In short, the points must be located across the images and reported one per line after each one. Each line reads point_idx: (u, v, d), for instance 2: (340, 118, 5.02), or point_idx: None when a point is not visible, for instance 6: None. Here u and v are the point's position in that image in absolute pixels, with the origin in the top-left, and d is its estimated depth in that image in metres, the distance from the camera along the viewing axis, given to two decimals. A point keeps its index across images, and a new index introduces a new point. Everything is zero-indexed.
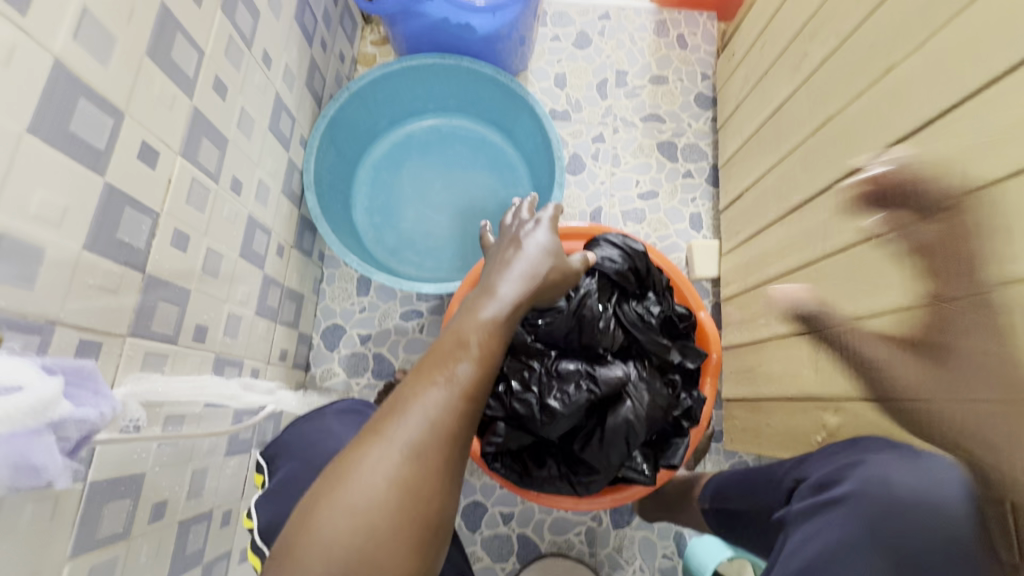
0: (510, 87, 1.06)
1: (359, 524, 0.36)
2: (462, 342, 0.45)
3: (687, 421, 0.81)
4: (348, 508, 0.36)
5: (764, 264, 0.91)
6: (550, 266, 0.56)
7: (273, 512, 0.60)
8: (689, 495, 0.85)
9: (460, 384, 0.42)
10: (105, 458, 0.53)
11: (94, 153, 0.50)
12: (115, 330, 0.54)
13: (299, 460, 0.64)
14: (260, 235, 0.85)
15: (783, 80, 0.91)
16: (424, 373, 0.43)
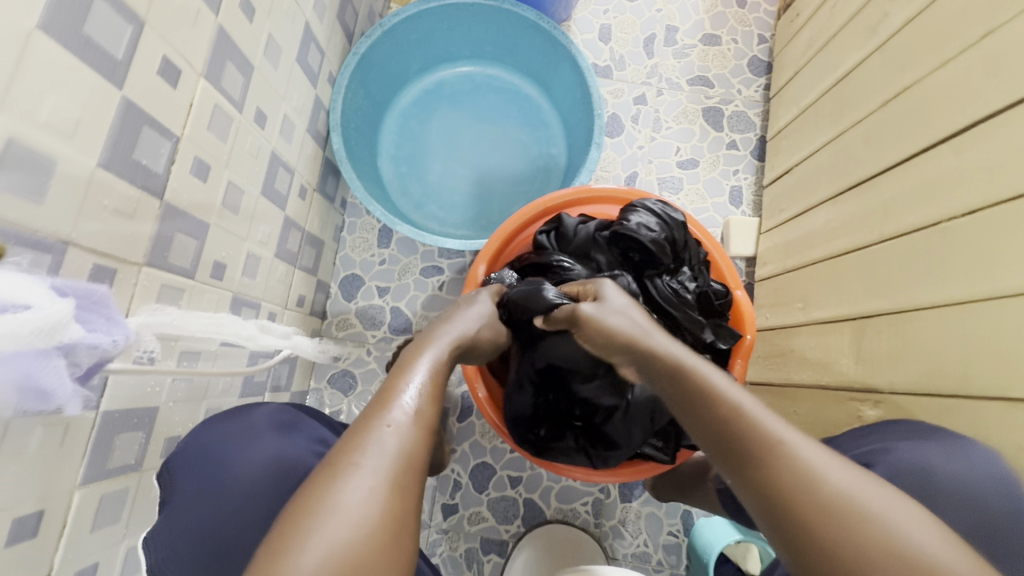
0: (553, 35, 0.98)
1: (341, 555, 0.33)
2: (415, 374, 0.45)
3: None
4: (340, 542, 0.33)
5: (809, 245, 0.86)
6: (484, 326, 0.61)
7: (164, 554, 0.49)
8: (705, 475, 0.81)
9: (423, 414, 0.42)
10: (118, 389, 0.51)
11: (111, 63, 0.46)
12: (131, 258, 0.51)
13: (186, 500, 0.52)
14: (283, 173, 0.81)
15: (853, 45, 0.83)
16: (374, 409, 0.41)
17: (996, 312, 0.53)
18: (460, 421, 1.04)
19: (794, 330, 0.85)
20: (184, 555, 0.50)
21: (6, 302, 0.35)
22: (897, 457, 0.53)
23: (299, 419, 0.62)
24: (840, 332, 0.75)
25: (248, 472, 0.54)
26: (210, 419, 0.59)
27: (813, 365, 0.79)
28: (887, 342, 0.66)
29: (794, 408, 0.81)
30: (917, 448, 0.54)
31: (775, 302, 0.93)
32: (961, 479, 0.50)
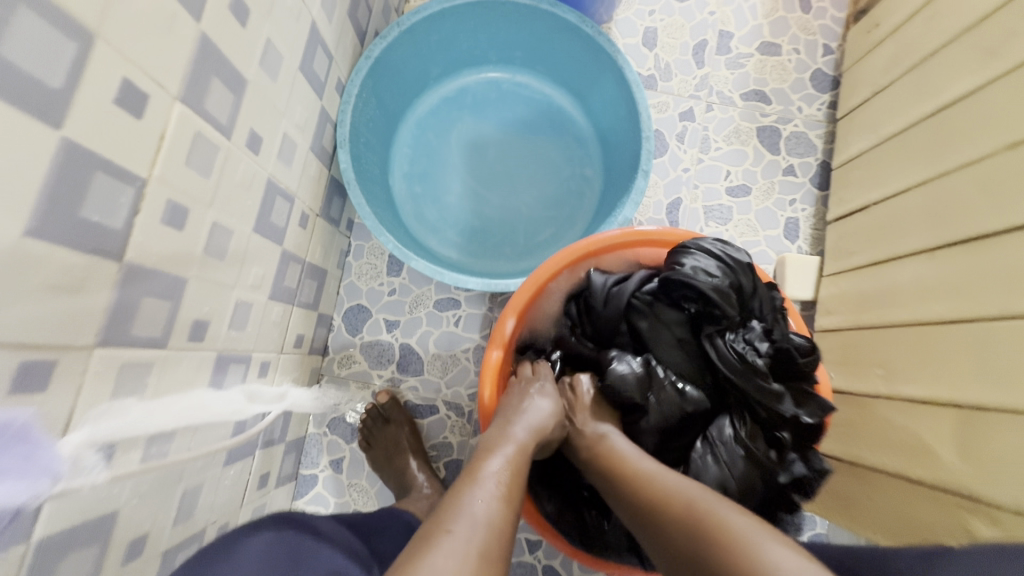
0: (596, 42, 0.85)
1: None
2: (488, 474, 0.51)
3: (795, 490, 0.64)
4: None
5: (892, 302, 0.74)
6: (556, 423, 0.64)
7: None
8: None
9: (489, 515, 0.46)
10: (59, 509, 0.40)
11: (43, 94, 0.34)
12: (75, 342, 0.39)
13: None
14: (282, 202, 0.69)
15: (960, 69, 0.70)
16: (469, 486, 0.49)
17: None
18: None
19: (870, 400, 0.74)
20: None
21: None
22: None
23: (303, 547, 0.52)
24: (936, 416, 0.63)
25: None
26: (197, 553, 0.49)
27: (898, 447, 0.68)
28: (1009, 445, 0.55)
29: (871, 495, 0.70)
30: None
31: (842, 360, 0.82)
32: None
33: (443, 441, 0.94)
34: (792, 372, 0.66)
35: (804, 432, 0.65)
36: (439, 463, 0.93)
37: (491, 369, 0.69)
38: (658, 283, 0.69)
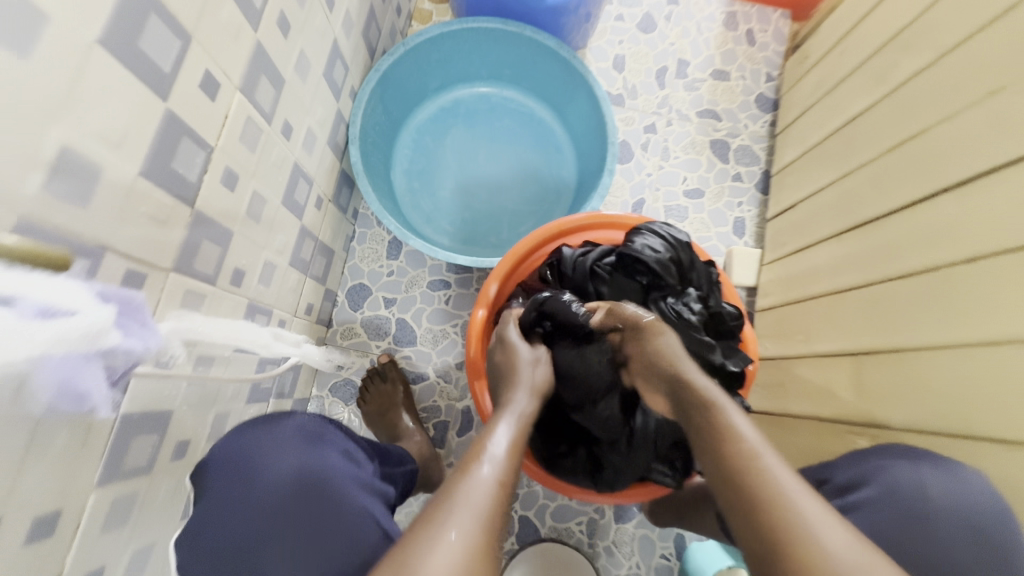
0: (571, 63, 1.01)
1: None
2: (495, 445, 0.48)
3: None
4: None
5: (812, 280, 0.89)
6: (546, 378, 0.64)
7: (188, 558, 0.54)
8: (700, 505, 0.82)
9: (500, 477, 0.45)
10: (137, 392, 0.52)
11: (158, 76, 0.47)
12: (160, 264, 0.52)
13: (212, 503, 0.55)
14: (303, 184, 0.82)
15: (861, 91, 0.87)
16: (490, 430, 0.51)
17: (989, 356, 0.56)
18: (459, 436, 1.05)
19: (795, 361, 0.88)
20: (205, 555, 0.53)
21: (46, 307, 0.35)
22: (890, 476, 0.61)
23: (327, 431, 0.63)
24: (839, 366, 0.78)
25: (273, 485, 0.55)
26: (248, 424, 0.61)
27: (813, 396, 0.82)
28: (885, 379, 0.69)
29: (792, 437, 0.84)
30: (914, 469, 0.60)
31: (776, 332, 0.96)
32: (951, 494, 0.57)
33: (432, 405, 1.06)
34: (723, 331, 0.81)
35: (732, 377, 0.80)
36: (428, 424, 1.05)
37: (476, 326, 0.82)
38: (613, 259, 0.81)
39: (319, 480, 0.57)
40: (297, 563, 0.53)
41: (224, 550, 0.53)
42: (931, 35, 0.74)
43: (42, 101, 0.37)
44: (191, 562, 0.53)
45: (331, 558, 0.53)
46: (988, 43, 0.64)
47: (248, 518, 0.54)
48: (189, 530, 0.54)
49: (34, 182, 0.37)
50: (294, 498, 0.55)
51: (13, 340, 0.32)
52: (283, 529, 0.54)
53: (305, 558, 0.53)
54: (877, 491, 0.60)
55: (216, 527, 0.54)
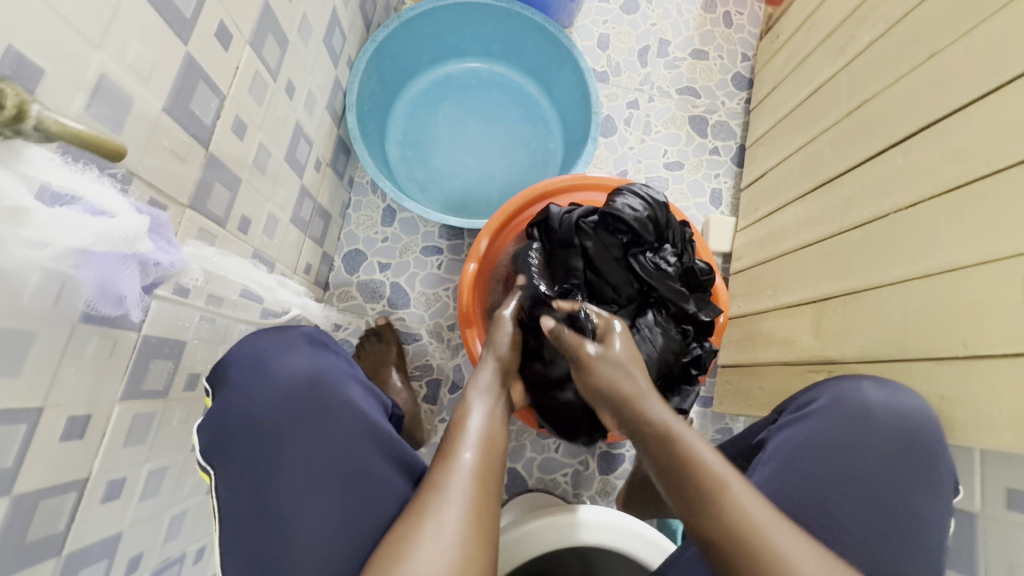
0: (557, 38, 1.07)
1: None
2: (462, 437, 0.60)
3: (695, 369, 0.87)
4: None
5: (780, 240, 0.96)
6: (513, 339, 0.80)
7: (214, 439, 0.59)
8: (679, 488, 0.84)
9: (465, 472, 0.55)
10: (157, 315, 0.56)
11: (181, 20, 0.52)
12: (179, 198, 0.57)
13: (234, 393, 0.60)
14: (304, 144, 0.87)
15: (824, 64, 0.94)
16: (451, 448, 0.58)
17: (931, 288, 0.64)
18: (451, 393, 1.10)
19: (763, 315, 0.95)
20: (234, 437, 0.59)
21: (94, 207, 0.41)
22: (837, 388, 0.68)
23: (330, 342, 0.71)
24: (801, 313, 0.85)
25: (290, 378, 0.62)
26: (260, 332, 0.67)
27: (780, 344, 0.89)
28: (843, 319, 0.76)
29: (761, 384, 0.91)
30: (857, 383, 0.68)
31: (748, 291, 1.03)
32: (888, 404, 0.65)
33: (425, 363, 1.11)
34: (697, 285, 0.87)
35: (703, 325, 0.87)
36: (421, 381, 1.10)
37: (467, 278, 0.89)
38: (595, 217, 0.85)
39: (329, 376, 0.64)
40: (318, 441, 0.60)
41: (248, 432, 0.59)
42: (884, 9, 0.81)
43: (84, 28, 0.42)
44: (219, 445, 0.59)
45: (348, 436, 0.61)
46: (933, 14, 0.71)
47: (269, 405, 0.60)
48: (212, 416, 0.60)
49: (78, 103, 0.43)
50: (310, 389, 0.62)
51: (67, 226, 0.38)
52: (302, 414, 0.61)
53: (325, 436, 0.60)
54: (827, 401, 0.67)
55: (239, 412, 0.60)
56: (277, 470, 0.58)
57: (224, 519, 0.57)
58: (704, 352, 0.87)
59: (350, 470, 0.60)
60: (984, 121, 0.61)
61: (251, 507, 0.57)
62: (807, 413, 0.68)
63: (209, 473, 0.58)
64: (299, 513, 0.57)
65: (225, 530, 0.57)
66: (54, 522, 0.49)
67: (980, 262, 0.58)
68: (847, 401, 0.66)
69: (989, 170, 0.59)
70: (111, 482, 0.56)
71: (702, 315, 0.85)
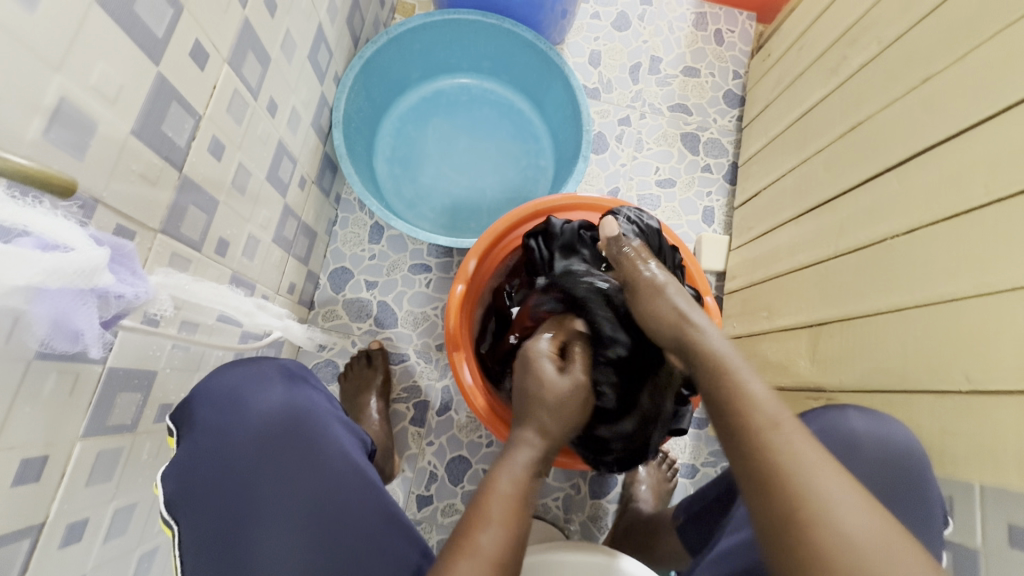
0: (548, 55, 1.06)
1: None
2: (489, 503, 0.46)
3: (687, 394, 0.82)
4: None
5: (774, 261, 0.94)
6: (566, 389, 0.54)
7: (180, 487, 0.55)
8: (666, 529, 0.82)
9: (486, 555, 0.43)
10: (124, 346, 0.53)
11: (152, 40, 0.50)
12: (149, 224, 0.54)
13: (203, 435, 0.56)
14: (287, 162, 0.85)
15: (816, 84, 0.93)
16: (484, 510, 0.46)
17: (928, 317, 0.62)
18: (439, 415, 1.07)
19: (758, 338, 0.94)
20: (203, 487, 0.55)
21: (48, 240, 0.38)
22: (825, 415, 0.67)
23: (308, 375, 0.67)
24: (797, 337, 0.83)
25: (267, 415, 0.59)
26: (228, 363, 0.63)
27: (775, 368, 0.87)
28: (838, 345, 0.75)
29: None
30: (844, 412, 0.66)
31: (742, 312, 1.01)
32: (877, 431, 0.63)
33: (412, 385, 1.08)
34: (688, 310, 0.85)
35: None
36: (408, 404, 1.07)
37: (455, 300, 0.85)
38: (593, 236, 0.83)
39: (308, 411, 0.61)
40: (298, 482, 0.57)
41: (222, 476, 0.56)
42: (876, 30, 0.81)
43: (42, 51, 0.40)
44: (185, 494, 0.55)
45: (330, 475, 0.58)
46: (926, 38, 0.71)
47: (244, 445, 0.57)
48: (178, 462, 0.56)
49: (34, 128, 0.40)
50: (288, 427, 0.59)
51: (16, 262, 0.35)
52: (280, 454, 0.58)
53: (306, 476, 0.57)
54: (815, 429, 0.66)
55: (212, 454, 0.56)
56: (254, 515, 0.55)
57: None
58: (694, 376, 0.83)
59: (333, 511, 0.57)
60: (980, 147, 0.60)
61: (223, 561, 0.53)
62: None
63: (173, 528, 0.54)
64: (279, 561, 0.54)
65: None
66: (5, 571, 0.46)
67: (980, 292, 0.57)
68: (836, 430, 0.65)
69: (986, 197, 0.58)
70: (72, 524, 0.53)
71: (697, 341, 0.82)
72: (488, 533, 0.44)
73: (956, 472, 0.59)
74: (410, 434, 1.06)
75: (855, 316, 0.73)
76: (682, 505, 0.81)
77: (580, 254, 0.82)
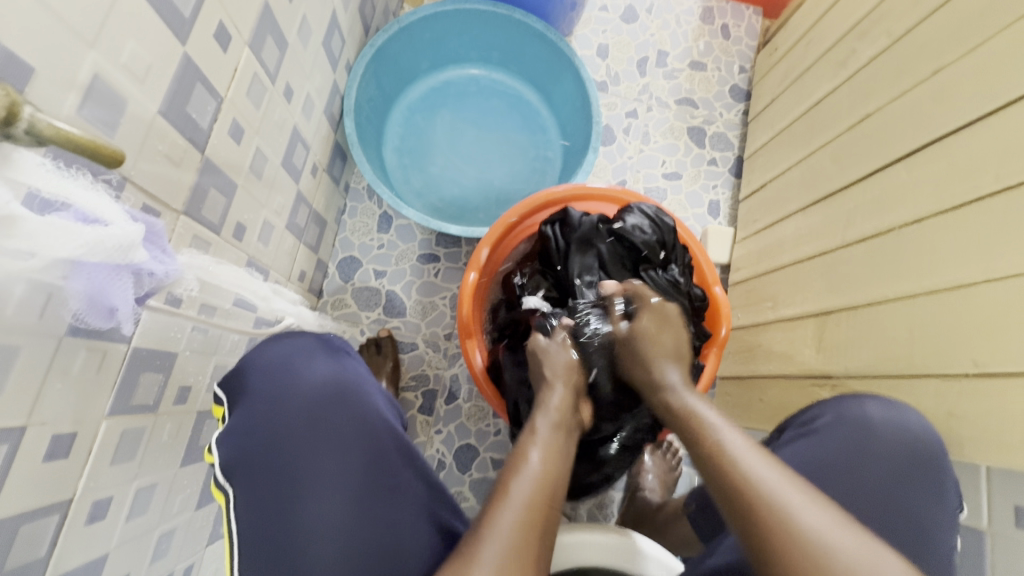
0: (558, 46, 1.06)
1: None
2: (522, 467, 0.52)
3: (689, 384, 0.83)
4: None
5: (780, 252, 0.96)
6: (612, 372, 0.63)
7: (232, 452, 0.56)
8: (676, 516, 0.83)
9: (520, 502, 0.48)
10: (149, 326, 0.54)
11: (179, 20, 0.50)
12: (173, 205, 0.54)
13: (255, 402, 0.58)
14: (301, 149, 0.85)
15: (824, 77, 0.95)
16: (503, 495, 0.49)
17: (936, 304, 0.64)
18: (447, 404, 1.08)
19: (764, 327, 0.95)
20: (255, 452, 0.56)
21: (86, 214, 0.38)
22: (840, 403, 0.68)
23: (348, 348, 0.68)
24: (803, 326, 0.85)
25: (317, 385, 0.60)
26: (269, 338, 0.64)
27: (781, 357, 0.89)
28: (846, 333, 0.76)
29: (762, 397, 0.91)
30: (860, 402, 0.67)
31: (747, 302, 1.03)
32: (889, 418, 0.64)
33: (421, 373, 1.09)
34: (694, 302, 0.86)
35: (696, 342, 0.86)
36: (416, 392, 1.08)
37: (469, 288, 0.85)
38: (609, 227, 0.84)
39: (355, 384, 0.62)
40: (347, 453, 0.57)
41: (271, 443, 0.56)
42: (885, 24, 0.82)
43: (78, 26, 0.40)
44: (238, 459, 0.56)
45: (378, 447, 0.59)
46: (936, 32, 0.72)
47: (295, 414, 0.58)
48: (230, 428, 0.57)
49: (69, 103, 0.40)
50: (337, 398, 0.60)
51: (58, 232, 0.36)
52: (330, 424, 0.58)
53: (356, 447, 0.58)
54: (830, 418, 0.67)
55: (263, 421, 0.57)
56: (305, 483, 0.56)
57: (246, 537, 0.54)
58: (699, 366, 0.85)
59: (381, 484, 0.58)
60: (988, 137, 0.61)
61: (277, 526, 0.54)
62: (811, 430, 0.67)
63: (226, 491, 0.55)
64: (328, 530, 0.54)
65: (247, 548, 0.54)
66: (35, 547, 0.46)
67: (988, 279, 0.58)
68: (849, 418, 0.66)
69: (995, 187, 0.59)
70: (97, 502, 0.53)
71: (695, 340, 0.84)
72: (503, 513, 0.47)
73: (965, 454, 0.60)
74: (418, 423, 1.07)
75: (862, 305, 0.74)
76: (692, 491, 0.82)
77: (599, 247, 0.83)
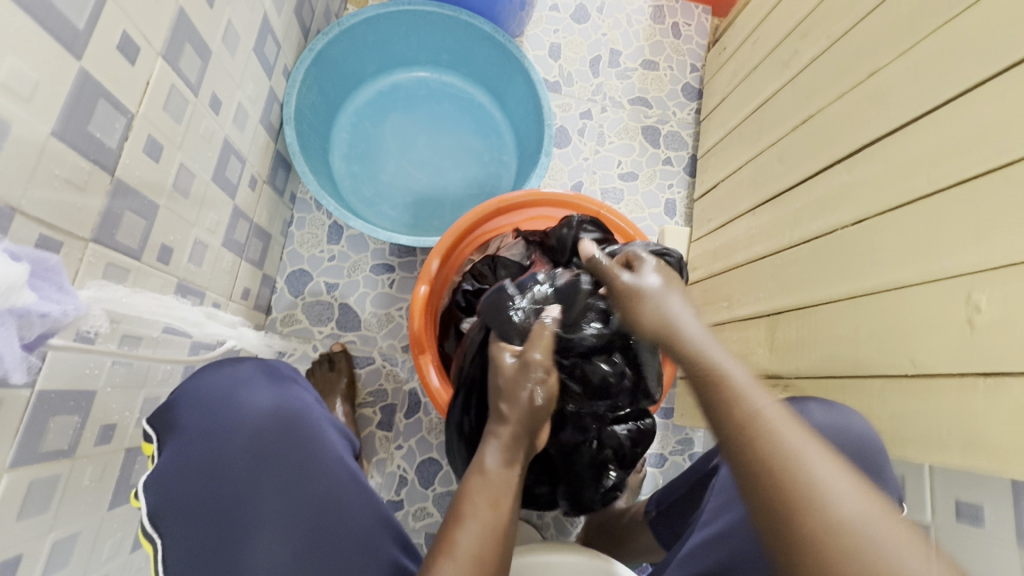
0: (508, 47, 1.03)
1: None
2: (469, 511, 0.50)
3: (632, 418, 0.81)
4: None
5: (732, 252, 0.97)
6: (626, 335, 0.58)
7: (168, 493, 0.52)
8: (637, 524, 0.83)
9: (463, 550, 0.47)
10: (55, 367, 0.49)
11: (71, 32, 0.46)
12: (78, 233, 0.50)
13: (191, 436, 0.54)
14: (235, 162, 0.80)
15: (770, 77, 0.95)
16: (461, 511, 0.51)
17: (877, 305, 0.65)
18: (407, 417, 1.05)
19: (721, 326, 0.96)
20: (191, 494, 0.52)
21: None
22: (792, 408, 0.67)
23: (295, 375, 0.64)
24: (756, 326, 0.86)
25: (260, 419, 0.56)
26: (204, 367, 0.60)
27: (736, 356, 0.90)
28: (795, 333, 0.77)
29: None
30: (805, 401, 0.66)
31: (704, 302, 1.04)
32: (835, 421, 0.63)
33: (378, 388, 1.05)
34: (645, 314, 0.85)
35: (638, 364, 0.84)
36: (375, 408, 1.05)
37: (419, 301, 0.83)
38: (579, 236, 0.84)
39: (303, 412, 0.59)
40: (296, 490, 0.55)
41: (211, 485, 0.53)
42: (824, 25, 0.83)
43: None
44: (174, 501, 0.52)
45: (325, 481, 0.56)
46: (872, 33, 0.73)
47: (235, 449, 0.54)
48: (160, 470, 0.53)
49: None
50: (282, 431, 0.57)
51: None
52: (276, 459, 0.55)
53: (303, 484, 0.55)
54: None
55: (201, 458, 0.54)
56: (249, 525, 0.52)
57: None
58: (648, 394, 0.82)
59: (331, 522, 0.55)
60: (923, 138, 0.62)
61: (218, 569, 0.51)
62: None
63: (156, 539, 0.51)
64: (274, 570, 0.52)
65: None
66: None
67: (924, 280, 0.59)
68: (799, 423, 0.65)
69: (929, 189, 0.60)
70: (5, 562, 0.49)
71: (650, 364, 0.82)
72: (464, 531, 0.49)
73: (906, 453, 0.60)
74: (377, 439, 1.04)
75: (808, 304, 0.75)
76: (653, 498, 0.81)
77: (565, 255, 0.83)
